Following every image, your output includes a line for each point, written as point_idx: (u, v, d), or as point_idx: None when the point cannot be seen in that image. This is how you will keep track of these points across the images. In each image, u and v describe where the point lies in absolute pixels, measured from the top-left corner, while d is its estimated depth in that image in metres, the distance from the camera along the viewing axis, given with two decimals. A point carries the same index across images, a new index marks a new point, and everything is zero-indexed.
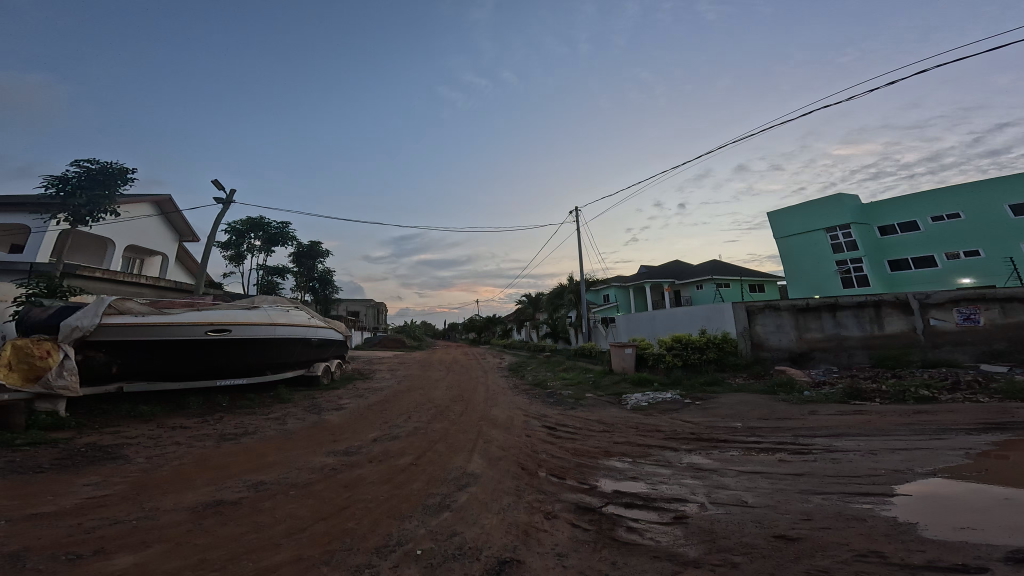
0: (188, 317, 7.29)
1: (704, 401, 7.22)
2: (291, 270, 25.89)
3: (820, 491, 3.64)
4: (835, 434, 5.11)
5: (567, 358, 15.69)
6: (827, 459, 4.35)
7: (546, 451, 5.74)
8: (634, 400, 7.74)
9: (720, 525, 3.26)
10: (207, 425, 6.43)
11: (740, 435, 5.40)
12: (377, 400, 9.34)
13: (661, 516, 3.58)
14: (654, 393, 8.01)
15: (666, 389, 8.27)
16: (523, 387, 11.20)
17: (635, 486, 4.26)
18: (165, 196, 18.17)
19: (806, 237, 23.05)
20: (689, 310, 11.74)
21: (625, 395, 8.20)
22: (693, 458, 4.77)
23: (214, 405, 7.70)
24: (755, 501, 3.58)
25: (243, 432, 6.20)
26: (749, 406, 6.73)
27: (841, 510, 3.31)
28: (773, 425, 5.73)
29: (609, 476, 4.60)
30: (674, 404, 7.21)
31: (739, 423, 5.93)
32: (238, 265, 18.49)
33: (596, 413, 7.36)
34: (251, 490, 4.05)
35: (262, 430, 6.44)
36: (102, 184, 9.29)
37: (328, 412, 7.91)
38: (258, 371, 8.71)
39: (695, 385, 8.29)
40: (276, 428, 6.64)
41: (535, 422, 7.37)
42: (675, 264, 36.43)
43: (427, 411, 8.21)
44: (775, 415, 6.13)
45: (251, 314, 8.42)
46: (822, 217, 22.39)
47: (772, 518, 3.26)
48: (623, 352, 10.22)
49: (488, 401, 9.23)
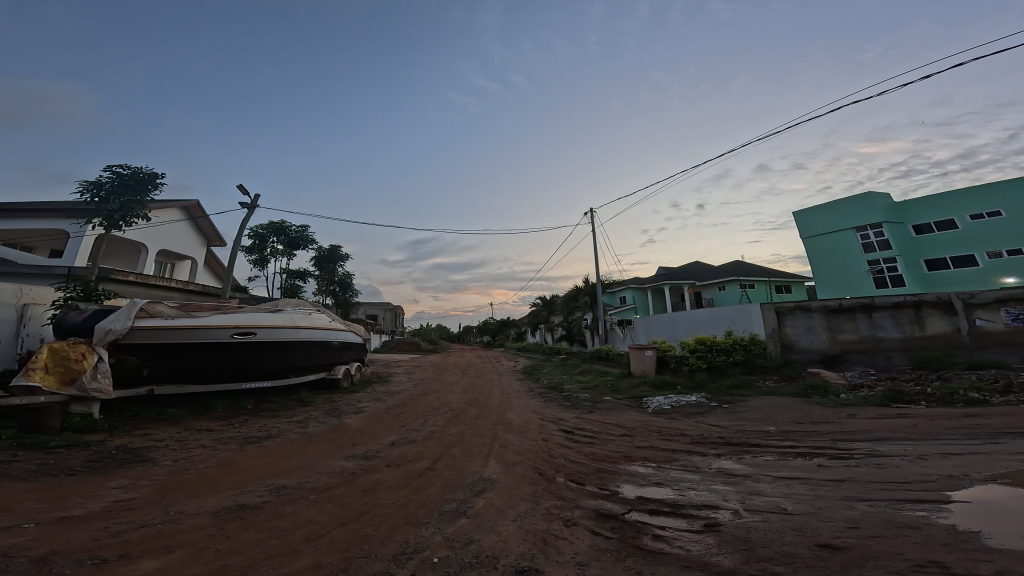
0: (215, 321, 7.46)
1: (731, 405, 6.93)
2: (312, 274, 26.52)
3: (865, 498, 3.38)
4: (877, 439, 4.78)
5: (583, 360, 15.45)
6: (870, 464, 4.06)
7: (564, 456, 5.59)
8: (656, 403, 7.49)
9: (757, 534, 3.05)
10: (231, 427, 6.54)
11: (773, 440, 5.11)
12: (394, 403, 9.38)
13: (691, 524, 3.39)
14: (677, 397, 7.74)
15: (690, 392, 7.97)
16: (538, 389, 11.06)
17: (661, 492, 4.07)
18: (193, 200, 18.85)
19: (835, 238, 22.10)
20: (714, 311, 11.33)
21: (647, 399, 7.95)
22: (723, 463, 4.54)
23: (238, 408, 7.86)
24: (794, 508, 3.35)
25: (264, 435, 6.28)
26: (781, 409, 6.40)
27: (891, 517, 3.05)
28: (808, 429, 5.41)
29: (631, 481, 4.41)
30: (699, 408, 6.94)
31: (772, 427, 5.63)
32: (261, 268, 19.00)
33: (615, 416, 7.17)
34: (272, 494, 4.06)
35: (284, 432, 6.53)
36: (134, 189, 9.62)
37: (347, 415, 7.96)
38: (280, 373, 8.86)
39: (722, 389, 7.96)
40: (297, 430, 6.72)
41: (553, 426, 7.24)
42: (693, 265, 35.63)
43: (444, 414, 8.17)
44: (810, 418, 5.80)
45: (274, 318, 8.56)
46: (852, 216, 21.46)
47: (813, 526, 3.04)
48: (643, 354, 9.94)
49: (504, 405, 9.13)
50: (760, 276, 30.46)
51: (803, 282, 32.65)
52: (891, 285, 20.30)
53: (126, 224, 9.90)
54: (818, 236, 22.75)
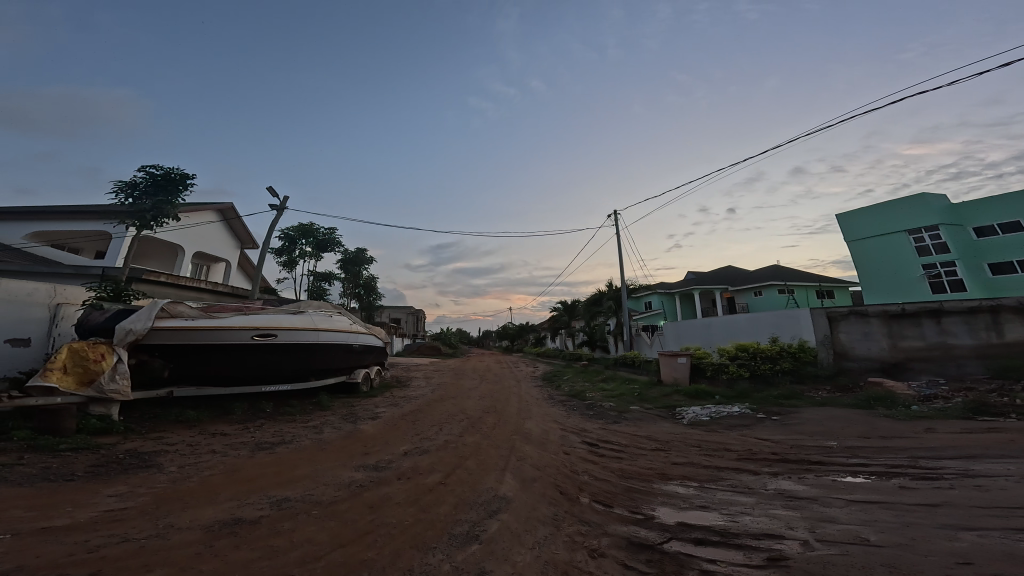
0: (235, 322, 7.41)
1: (782, 417, 6.20)
2: (338, 277, 27.05)
3: (971, 527, 2.73)
4: (967, 456, 4.03)
5: (606, 367, 14.79)
6: (968, 486, 3.35)
7: (588, 472, 5.08)
8: (692, 414, 6.84)
9: (836, 570, 2.48)
10: (246, 432, 6.43)
11: (837, 457, 4.42)
12: (411, 409, 9.11)
13: (749, 558, 2.83)
14: (715, 407, 7.04)
15: (730, 402, 7.25)
16: (559, 397, 10.56)
17: (707, 517, 3.51)
18: (227, 204, 19.60)
19: (886, 239, 20.36)
20: (755, 317, 10.43)
21: (680, 409, 7.29)
22: (781, 483, 3.92)
23: (258, 411, 7.82)
24: (880, 539, 2.74)
25: (278, 441, 6.12)
26: (840, 422, 5.63)
27: (1012, 551, 2.41)
28: (879, 445, 4.66)
29: (669, 504, 3.87)
30: (742, 420, 6.24)
31: (834, 441, 4.91)
32: (289, 270, 19.38)
33: (646, 428, 6.57)
34: (273, 508, 3.80)
35: (298, 438, 6.36)
36: (165, 189, 9.93)
37: (363, 421, 7.76)
38: (300, 375, 8.78)
39: (768, 400, 7.18)
40: (309, 435, 6.54)
41: (575, 437, 6.74)
42: (724, 270, 34.07)
43: (460, 422, 7.82)
44: (879, 433, 5.03)
45: (295, 319, 8.51)
46: (905, 216, 19.75)
47: (909, 562, 2.44)
48: (675, 361, 9.30)
49: (522, 413, 8.70)
50: (799, 281, 28.64)
51: (846, 287, 30.51)
52: (950, 290, 18.50)
53: (157, 223, 10.22)
54: (866, 237, 21.04)
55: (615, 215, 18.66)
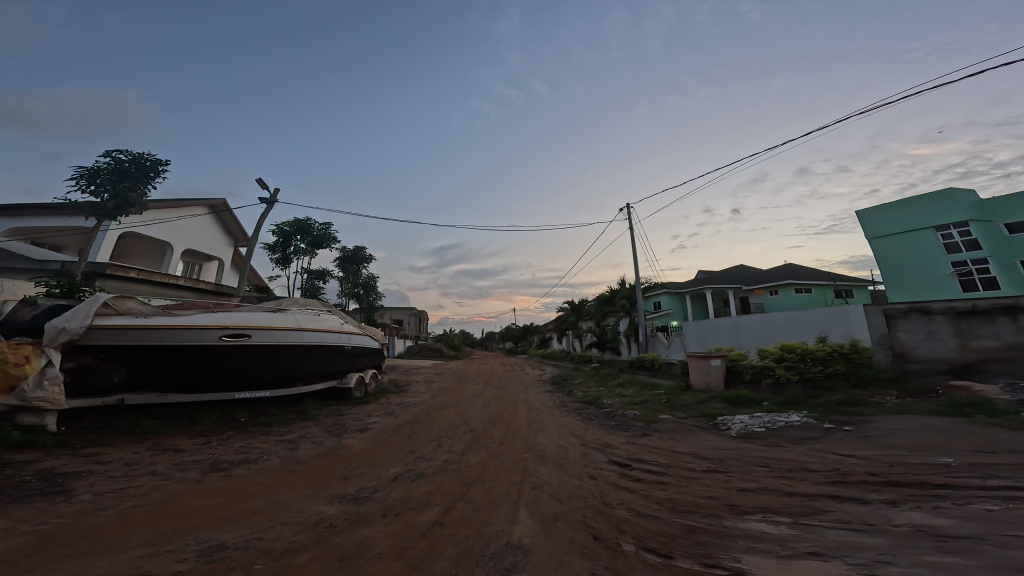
0: (201, 320, 6.38)
1: (858, 428, 5.11)
2: (337, 276, 26.11)
3: None
4: None
5: (620, 370, 13.63)
6: None
7: (626, 505, 3.98)
8: (740, 425, 5.77)
9: None
10: (208, 448, 5.38)
11: (968, 480, 3.34)
12: (407, 420, 8.05)
13: None
14: (769, 416, 5.98)
15: (784, 411, 6.17)
16: (572, 404, 9.46)
17: (829, 571, 2.43)
18: (219, 199, 18.68)
19: (912, 236, 18.98)
20: (796, 315, 9.40)
21: (723, 419, 6.21)
22: (913, 518, 2.85)
23: (230, 422, 6.80)
24: None
25: (245, 460, 5.09)
26: (939, 433, 4.53)
27: None
28: (1014, 462, 3.58)
29: (759, 552, 2.78)
30: (807, 433, 5.16)
31: (948, 458, 3.83)
32: (283, 267, 18.38)
33: (686, 442, 5.48)
34: (204, 561, 2.75)
35: (273, 455, 5.36)
36: (134, 176, 9.26)
37: (350, 434, 6.71)
38: (279, 380, 7.80)
39: (829, 409, 6.07)
40: (286, 452, 5.52)
41: (601, 454, 5.65)
42: (735, 270, 32.84)
43: (462, 436, 6.77)
44: (1003, 447, 3.95)
45: (275, 318, 7.46)
46: (933, 212, 18.41)
47: None
48: (708, 364, 8.15)
49: (533, 424, 7.62)
50: (816, 279, 27.39)
51: (865, 288, 29.17)
52: (985, 288, 17.22)
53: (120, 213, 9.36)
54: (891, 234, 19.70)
55: (626, 207, 17.34)
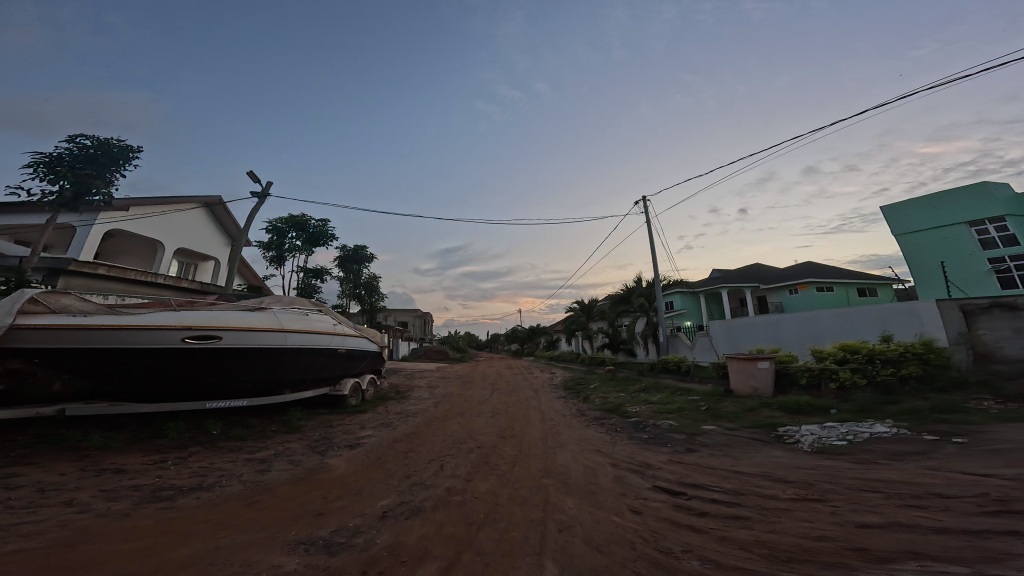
0: (157, 319, 5.43)
1: (974, 440, 4.26)
2: (337, 277, 25.24)
3: None
4: None
5: (640, 373, 12.54)
6: None
7: (696, 553, 2.92)
8: (813, 439, 4.87)
9: None
10: (160, 470, 4.41)
11: None
12: (406, 432, 7.04)
13: None
14: (844, 426, 5.13)
15: (861, 420, 5.25)
16: (592, 412, 8.41)
17: None
18: (215, 196, 17.77)
19: (944, 232, 16.40)
20: (853, 310, 8.29)
21: (787, 432, 5.29)
22: None
23: (198, 435, 5.83)
24: None
25: (200, 486, 4.09)
26: None
27: None
28: None
29: None
30: (912, 448, 4.27)
31: None
32: (278, 266, 17.42)
33: (748, 461, 4.44)
34: None
35: (237, 480, 4.36)
36: (100, 163, 9.28)
37: (337, 450, 5.72)
38: (258, 387, 6.83)
39: (920, 418, 5.07)
40: (254, 476, 4.53)
41: (641, 478, 4.57)
42: (751, 269, 31.65)
43: (467, 456, 5.72)
44: None
45: (250, 316, 6.47)
46: (968, 204, 15.98)
47: None
48: (753, 367, 7.15)
49: (551, 438, 6.59)
50: (839, 277, 26.08)
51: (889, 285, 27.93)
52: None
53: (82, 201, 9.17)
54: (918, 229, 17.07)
55: (644, 200, 16.14)
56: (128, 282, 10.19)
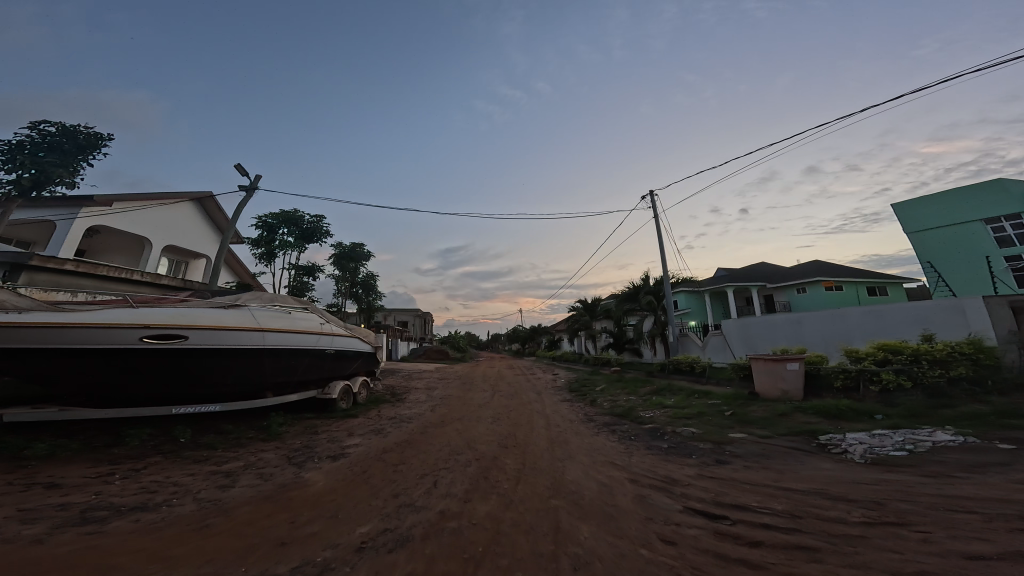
0: (110, 315, 4.79)
1: None
2: (333, 275, 24.57)
3: None
4: None
5: (650, 375, 11.87)
6: None
7: None
8: (865, 450, 4.28)
9: None
10: (104, 486, 3.77)
11: None
12: (399, 441, 6.38)
13: None
14: (899, 434, 4.52)
15: (916, 427, 4.64)
16: (602, 418, 7.77)
17: None
18: (206, 191, 17.18)
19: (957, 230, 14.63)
20: (886, 307, 7.69)
21: (831, 441, 4.67)
22: None
23: (163, 444, 5.18)
24: None
25: (144, 507, 3.43)
26: None
27: None
28: None
29: None
30: (989, 457, 3.65)
31: None
32: (269, 263, 16.77)
33: (797, 479, 3.80)
34: None
35: (193, 499, 3.70)
36: (66, 152, 9.23)
37: (319, 462, 5.07)
38: (234, 391, 6.18)
39: (985, 423, 4.45)
40: (214, 493, 3.87)
41: (667, 497, 3.92)
42: (757, 267, 30.98)
43: (464, 471, 5.06)
44: None
45: (222, 314, 5.82)
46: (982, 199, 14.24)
47: None
48: (780, 368, 6.54)
49: (558, 448, 5.95)
50: (849, 276, 25.38)
51: (901, 283, 27.21)
52: None
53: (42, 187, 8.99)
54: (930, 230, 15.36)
55: (651, 195, 15.49)
56: (101, 278, 9.51)
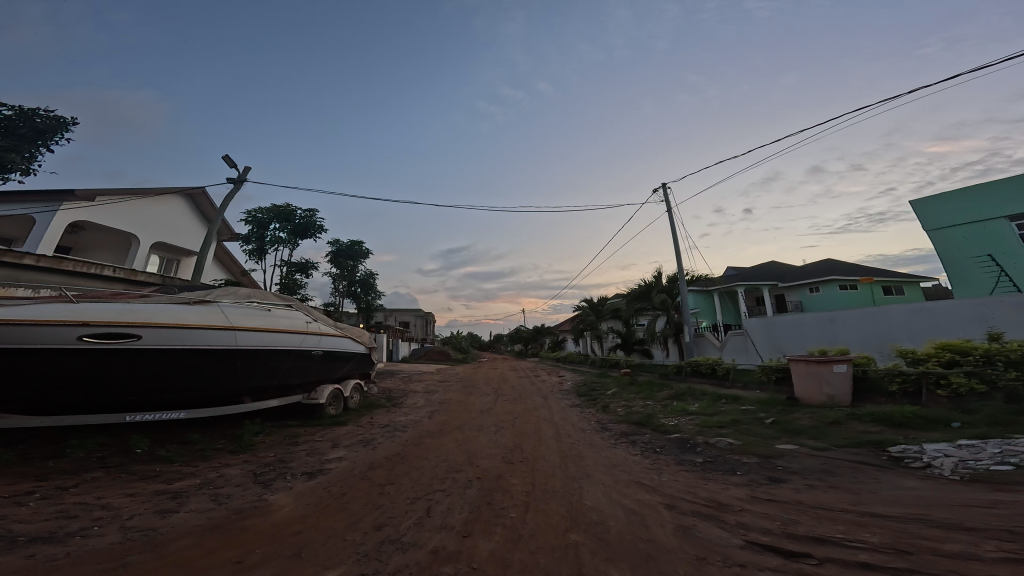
0: (43, 312, 4.10)
1: None
2: (330, 273, 23.91)
3: None
4: None
5: (664, 378, 11.08)
6: None
7: None
8: (953, 465, 3.59)
9: None
10: (14, 511, 3.01)
11: None
12: (392, 453, 5.64)
13: None
14: (990, 446, 3.82)
15: (1008, 437, 3.94)
16: (619, 425, 7.01)
17: None
18: (198, 186, 16.54)
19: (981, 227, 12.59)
20: (940, 304, 7.20)
21: (907, 455, 3.95)
22: None
23: (113, 456, 4.45)
24: None
25: (49, 538, 2.68)
26: None
27: None
28: None
29: None
30: None
31: None
32: (260, 260, 16.04)
33: (885, 508, 3.06)
34: None
35: (118, 528, 2.94)
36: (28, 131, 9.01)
37: (296, 479, 4.34)
38: (201, 397, 5.43)
39: None
40: (150, 520, 3.12)
41: (719, 528, 3.14)
42: (766, 267, 30.15)
43: (463, 494, 4.30)
44: None
45: (186, 311, 5.10)
46: (1017, 189, 12.13)
47: None
48: (825, 371, 5.80)
49: (572, 463, 5.19)
50: (865, 275, 24.52)
51: (918, 283, 26.25)
52: None
53: None
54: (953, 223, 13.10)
55: (663, 187, 14.73)
56: (66, 273, 8.77)
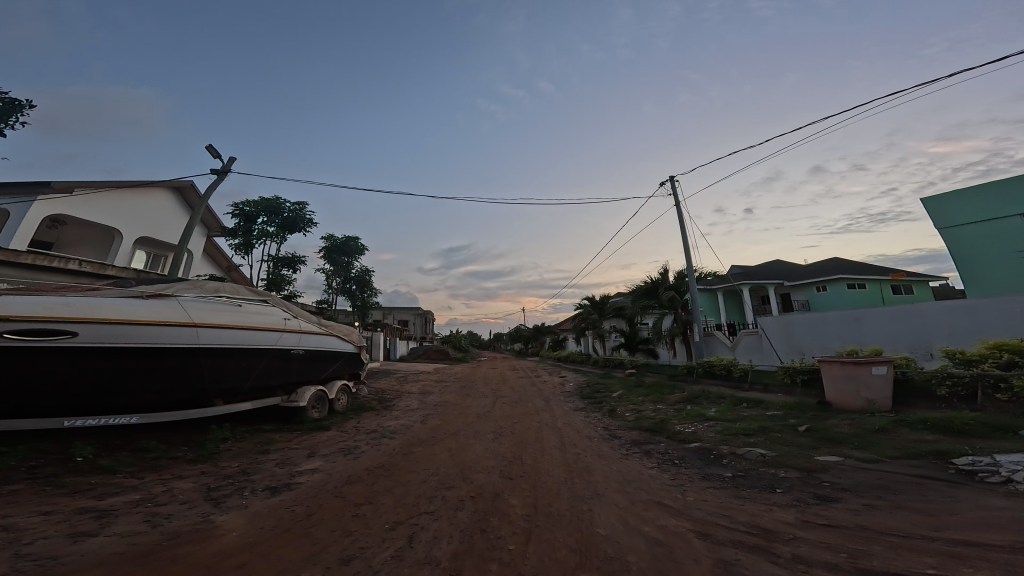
0: None
1: None
2: (324, 270, 23.25)
3: None
4: None
5: (672, 379, 10.45)
6: None
7: None
8: None
9: None
10: None
11: None
12: (375, 465, 5.00)
13: None
14: None
15: None
16: (629, 432, 6.37)
17: None
18: (186, 180, 15.94)
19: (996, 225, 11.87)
20: (984, 302, 6.59)
21: (979, 469, 3.33)
22: None
23: (46, 467, 3.82)
24: None
25: None
26: None
27: None
28: None
29: None
30: None
31: None
32: (246, 254, 15.41)
33: (981, 537, 2.43)
34: None
35: (8, 557, 2.41)
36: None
37: (257, 496, 3.71)
38: (158, 401, 4.79)
39: None
40: (56, 547, 2.56)
41: (769, 563, 2.51)
42: (770, 266, 29.49)
43: (450, 517, 3.67)
44: None
45: (136, 304, 4.51)
46: None
47: None
48: (861, 373, 5.17)
49: (579, 478, 4.55)
50: (874, 274, 23.86)
51: (927, 283, 25.60)
52: None
53: None
54: (969, 221, 12.33)
55: (669, 180, 14.09)
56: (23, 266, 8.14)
